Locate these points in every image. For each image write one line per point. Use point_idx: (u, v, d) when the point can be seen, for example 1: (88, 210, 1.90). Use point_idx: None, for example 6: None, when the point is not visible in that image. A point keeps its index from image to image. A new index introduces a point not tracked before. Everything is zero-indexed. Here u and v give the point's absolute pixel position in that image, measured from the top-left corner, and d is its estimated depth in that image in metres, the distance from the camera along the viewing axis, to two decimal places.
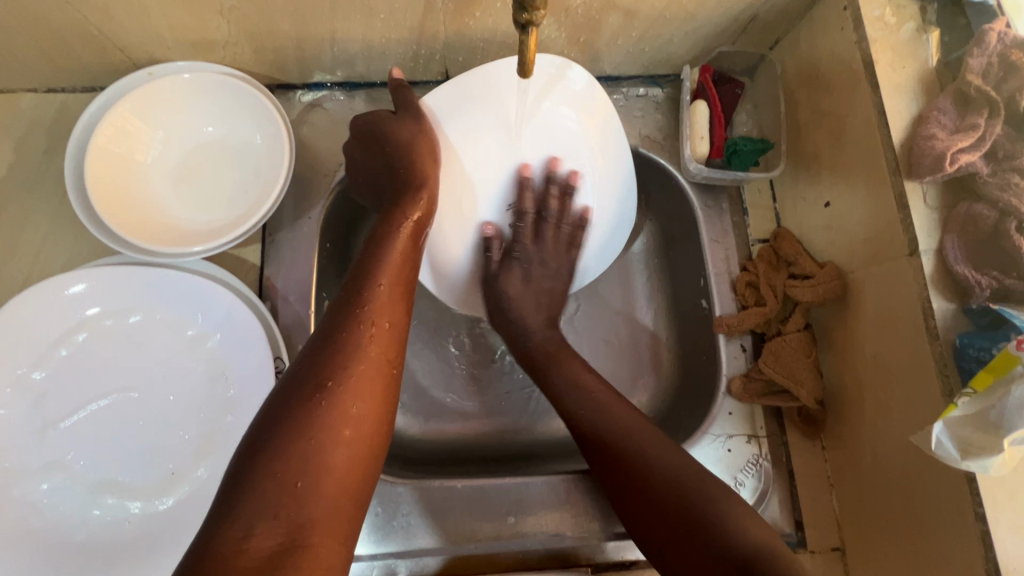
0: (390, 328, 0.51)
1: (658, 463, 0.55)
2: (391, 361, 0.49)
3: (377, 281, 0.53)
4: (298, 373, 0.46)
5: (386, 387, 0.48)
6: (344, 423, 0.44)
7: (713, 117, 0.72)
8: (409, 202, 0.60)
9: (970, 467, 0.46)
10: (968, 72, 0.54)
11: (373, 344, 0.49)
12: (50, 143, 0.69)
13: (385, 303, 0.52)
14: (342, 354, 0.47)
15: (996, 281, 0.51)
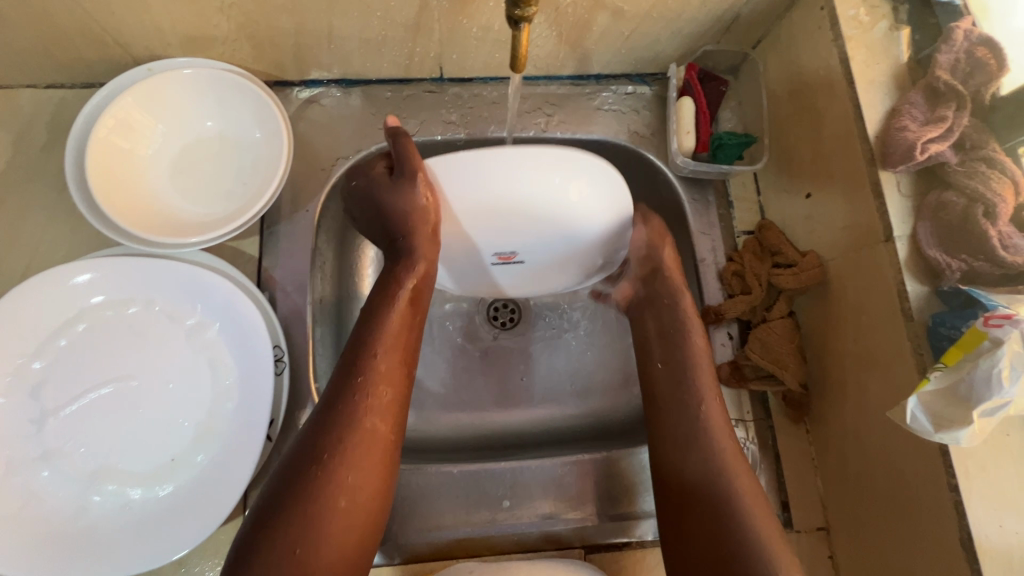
0: (389, 397, 0.55)
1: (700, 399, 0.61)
2: (388, 432, 0.54)
3: (374, 353, 0.55)
4: (301, 447, 0.51)
5: (382, 458, 0.53)
6: (342, 493, 0.50)
7: (699, 113, 0.75)
8: (405, 267, 0.58)
9: (943, 438, 0.49)
10: (937, 67, 0.57)
11: (371, 417, 0.53)
12: (49, 138, 0.70)
13: (384, 372, 0.55)
14: (338, 426, 0.52)
15: (966, 264, 0.54)
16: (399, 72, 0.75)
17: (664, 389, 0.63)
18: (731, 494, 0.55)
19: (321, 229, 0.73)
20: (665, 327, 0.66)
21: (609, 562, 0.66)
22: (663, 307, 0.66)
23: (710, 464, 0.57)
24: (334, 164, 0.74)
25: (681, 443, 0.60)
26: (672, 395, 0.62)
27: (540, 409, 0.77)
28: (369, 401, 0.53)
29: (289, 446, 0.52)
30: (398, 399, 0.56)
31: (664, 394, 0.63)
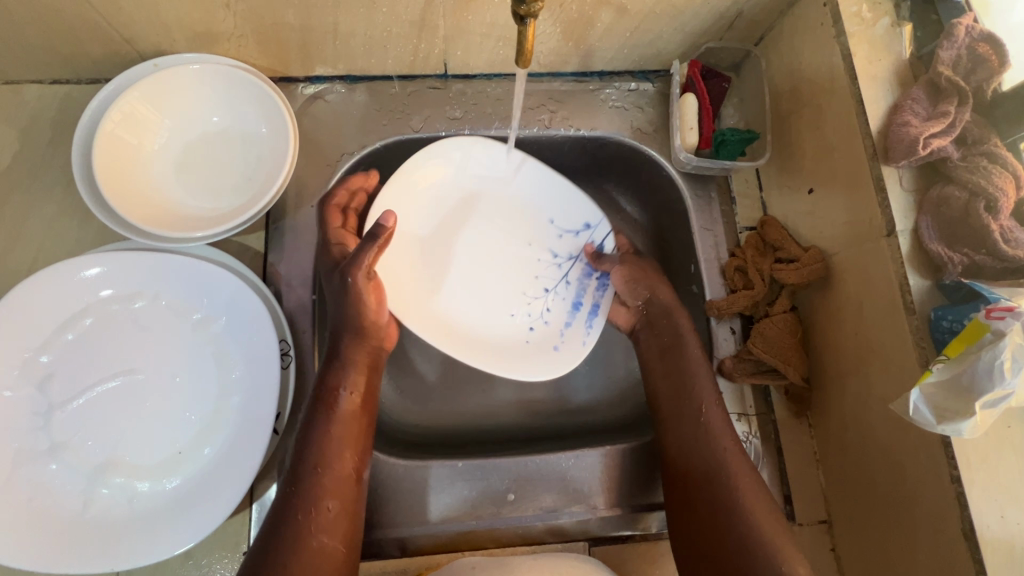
0: (337, 513, 0.55)
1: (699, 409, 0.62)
2: (342, 544, 0.54)
3: (319, 471, 0.56)
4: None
5: (337, 574, 0.53)
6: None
7: (702, 110, 0.75)
8: (346, 377, 0.61)
9: (944, 431, 0.49)
10: (940, 63, 0.58)
11: (321, 535, 0.53)
12: (55, 133, 0.70)
13: (331, 491, 0.55)
14: (284, 550, 0.52)
15: (968, 258, 0.54)
16: (403, 69, 0.76)
17: (667, 403, 0.64)
18: (732, 497, 0.56)
19: (326, 224, 0.73)
20: (670, 343, 0.66)
21: (612, 554, 0.67)
22: (666, 324, 0.67)
23: (713, 468, 0.58)
24: (340, 160, 0.74)
25: (689, 450, 0.60)
26: (678, 406, 0.63)
27: (543, 404, 0.78)
28: (317, 522, 0.54)
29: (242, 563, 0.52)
30: (348, 513, 0.56)
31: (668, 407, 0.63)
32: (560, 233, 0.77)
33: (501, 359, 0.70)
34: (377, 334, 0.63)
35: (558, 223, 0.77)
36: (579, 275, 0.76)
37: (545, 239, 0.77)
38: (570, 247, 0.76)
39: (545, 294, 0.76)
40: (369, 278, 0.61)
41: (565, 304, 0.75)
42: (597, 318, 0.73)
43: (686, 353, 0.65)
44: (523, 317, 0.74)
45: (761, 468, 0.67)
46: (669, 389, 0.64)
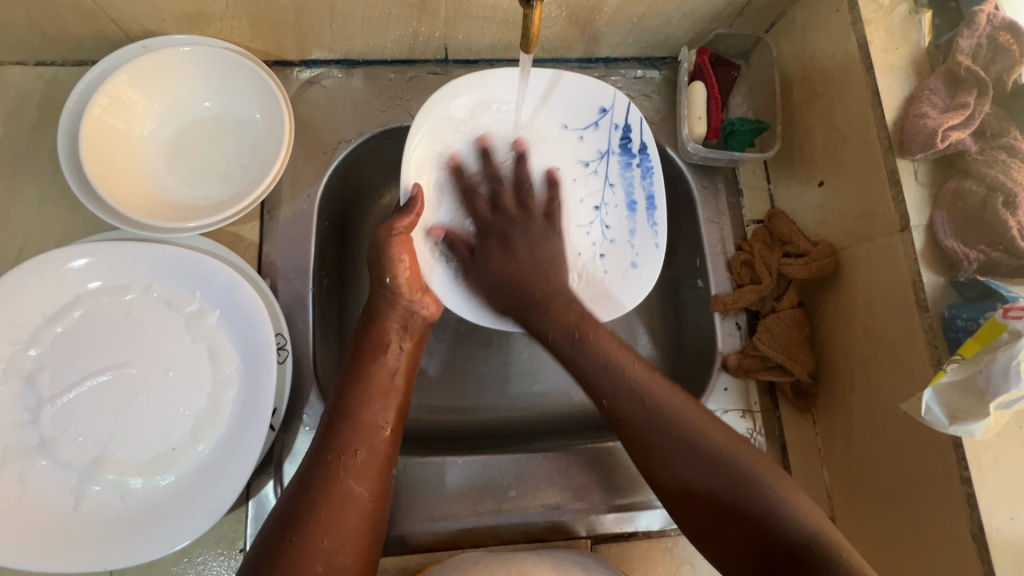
0: (368, 456, 0.55)
1: (710, 448, 0.53)
2: (370, 491, 0.53)
3: (357, 413, 0.56)
4: (278, 514, 0.51)
5: (365, 519, 0.52)
6: (316, 562, 0.48)
7: (710, 98, 0.73)
8: (390, 328, 0.62)
9: (957, 431, 0.48)
10: (959, 52, 0.56)
11: (348, 477, 0.53)
12: (39, 118, 0.67)
13: (364, 434, 0.55)
14: (315, 490, 0.51)
15: (984, 254, 0.53)
16: (402, 53, 0.73)
17: (652, 434, 0.54)
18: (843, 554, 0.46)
19: (322, 215, 0.71)
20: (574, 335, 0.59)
21: (615, 553, 0.66)
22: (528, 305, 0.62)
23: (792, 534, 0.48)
24: (337, 148, 0.72)
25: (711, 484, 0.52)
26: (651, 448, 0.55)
27: (544, 398, 0.76)
28: (346, 465, 0.53)
29: (275, 504, 0.52)
30: (383, 461, 0.55)
31: (655, 445, 0.54)
32: (578, 136, 0.71)
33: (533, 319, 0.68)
34: (412, 300, 0.63)
35: (572, 125, 0.71)
36: (618, 171, 0.71)
37: (570, 149, 0.71)
38: (595, 145, 0.71)
39: (598, 211, 0.71)
40: (393, 236, 0.61)
41: (623, 212, 0.70)
42: (659, 208, 0.69)
43: (616, 370, 0.57)
44: (592, 259, 0.70)
45: None
46: (639, 423, 0.55)
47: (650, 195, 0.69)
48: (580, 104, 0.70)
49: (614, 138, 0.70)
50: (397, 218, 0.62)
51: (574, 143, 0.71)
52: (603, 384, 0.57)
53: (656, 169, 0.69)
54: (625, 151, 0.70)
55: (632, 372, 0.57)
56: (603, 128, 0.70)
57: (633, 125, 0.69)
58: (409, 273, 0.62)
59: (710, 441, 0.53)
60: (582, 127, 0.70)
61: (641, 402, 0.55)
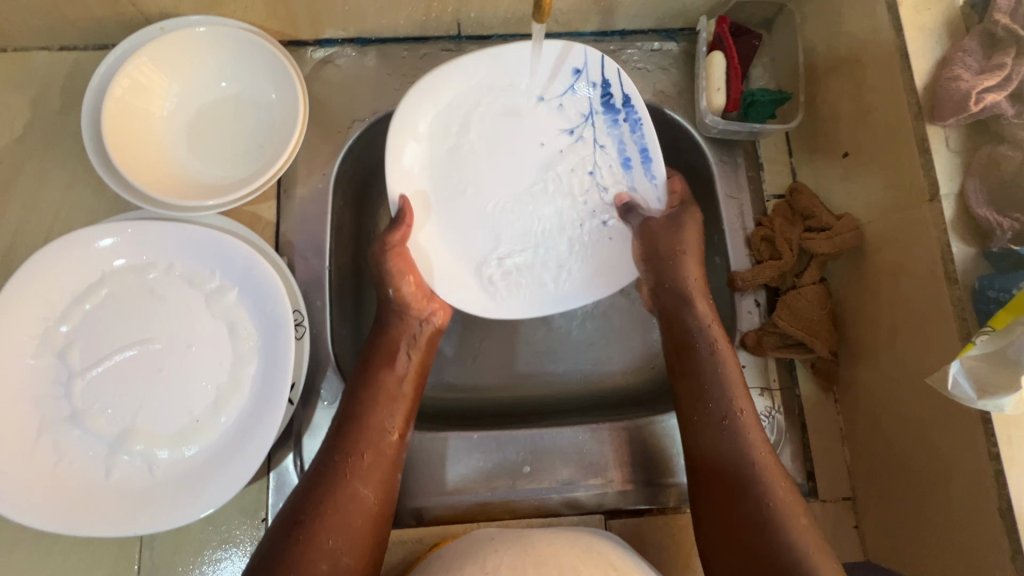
0: (374, 460, 0.56)
1: (729, 398, 0.59)
2: (377, 497, 0.55)
3: (365, 421, 0.57)
4: (286, 512, 0.53)
5: (370, 523, 0.54)
6: (321, 561, 0.50)
7: (730, 69, 0.70)
8: (401, 343, 0.63)
9: (985, 406, 0.46)
10: (996, 11, 0.53)
11: (355, 480, 0.54)
12: (64, 102, 0.69)
13: (372, 437, 0.57)
14: (322, 490, 0.53)
15: (1018, 223, 0.50)
16: (414, 30, 0.72)
17: (703, 382, 0.60)
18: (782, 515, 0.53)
19: (337, 194, 0.72)
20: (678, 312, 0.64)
21: (629, 529, 0.66)
22: (682, 297, 0.64)
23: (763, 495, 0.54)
24: (351, 127, 0.72)
25: (718, 439, 0.58)
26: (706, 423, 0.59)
27: (560, 377, 0.76)
28: (354, 466, 0.55)
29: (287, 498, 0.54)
30: (389, 465, 0.57)
31: (704, 392, 0.60)
32: (558, 103, 0.68)
33: (523, 297, 0.68)
34: (421, 310, 0.65)
35: (549, 95, 0.68)
36: (606, 131, 0.68)
37: (556, 118, 0.68)
38: (578, 109, 0.68)
39: (593, 176, 0.69)
40: (388, 249, 0.63)
41: (617, 171, 0.69)
42: (654, 160, 0.67)
43: (711, 347, 0.62)
44: (593, 226, 0.69)
45: (782, 446, 0.65)
46: (694, 368, 0.61)
47: (644, 148, 0.67)
48: (553, 70, 0.67)
49: (595, 99, 0.68)
50: (390, 232, 0.63)
51: (553, 112, 0.68)
52: (698, 353, 0.62)
53: (645, 121, 0.66)
54: (608, 109, 0.67)
55: (714, 347, 0.62)
56: (582, 91, 0.67)
57: (612, 81, 0.66)
58: (414, 285, 0.64)
59: (729, 389, 0.59)
60: (561, 93, 0.68)
61: (705, 347, 0.62)
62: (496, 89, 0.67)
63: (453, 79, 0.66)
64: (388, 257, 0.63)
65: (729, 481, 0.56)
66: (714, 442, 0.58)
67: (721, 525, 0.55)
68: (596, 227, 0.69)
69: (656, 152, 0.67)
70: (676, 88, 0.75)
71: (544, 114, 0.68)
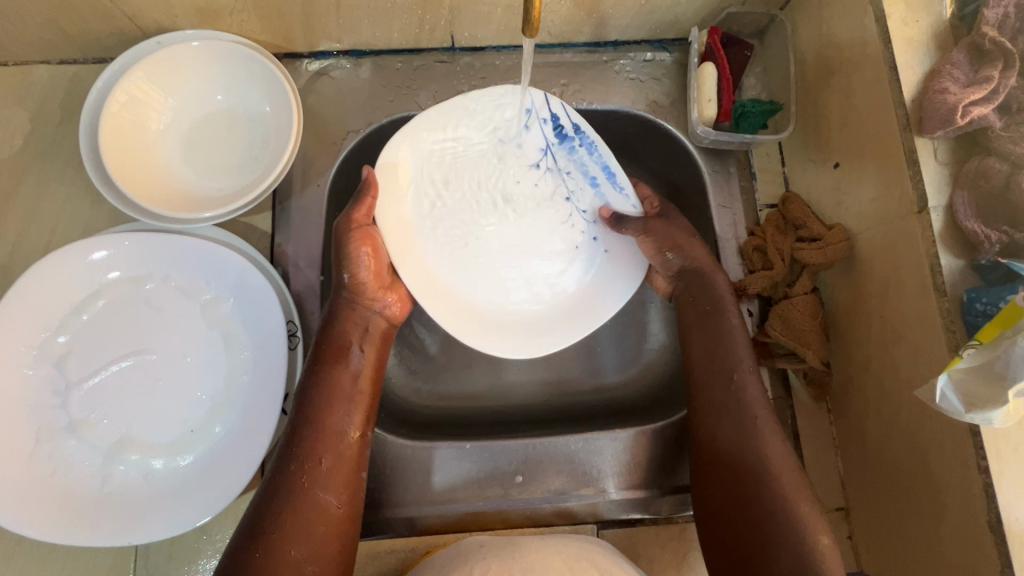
0: (334, 463, 0.56)
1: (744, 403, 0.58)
2: (338, 501, 0.55)
3: (319, 427, 0.56)
4: (246, 526, 0.52)
5: (334, 529, 0.54)
6: (286, 570, 0.50)
7: (721, 80, 0.71)
8: (358, 337, 0.62)
9: (973, 419, 0.46)
10: (983, 23, 0.53)
11: (315, 488, 0.54)
12: (64, 115, 0.70)
13: (328, 441, 0.56)
14: (280, 501, 0.53)
15: (1006, 235, 0.50)
16: (408, 42, 0.73)
17: (713, 392, 0.60)
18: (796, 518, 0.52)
19: (332, 204, 0.72)
20: (707, 309, 0.63)
21: (621, 538, 0.66)
22: (710, 311, 0.63)
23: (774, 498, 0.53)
24: (346, 139, 0.73)
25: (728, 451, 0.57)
26: (723, 412, 0.58)
27: (554, 385, 0.77)
28: (312, 474, 0.54)
29: (245, 511, 0.54)
30: (350, 468, 0.56)
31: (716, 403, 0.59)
32: (517, 143, 0.71)
33: (549, 323, 0.69)
34: (375, 297, 0.63)
35: (506, 137, 0.71)
36: (567, 158, 0.71)
37: (516, 156, 0.71)
38: (535, 144, 0.71)
39: (570, 201, 0.72)
40: (354, 230, 0.61)
41: (590, 191, 0.71)
42: (619, 174, 0.70)
43: (731, 361, 0.60)
44: (585, 246, 0.71)
45: None
46: (705, 380, 0.61)
47: (605, 165, 0.70)
48: (503, 115, 0.70)
49: (548, 132, 0.70)
50: (356, 210, 0.62)
51: (515, 153, 0.71)
52: (721, 372, 0.60)
53: (598, 141, 0.69)
54: (563, 139, 0.70)
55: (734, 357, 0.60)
56: (535, 128, 0.70)
57: (560, 114, 0.69)
58: (372, 270, 0.62)
59: (745, 397, 0.58)
60: (517, 133, 0.70)
61: (725, 365, 0.60)
62: (462, 138, 0.70)
63: (423, 144, 0.68)
64: (349, 238, 0.61)
65: (743, 471, 0.55)
66: (729, 428, 0.57)
67: (732, 530, 0.55)
68: (590, 245, 0.71)
69: (618, 168, 0.69)
70: (669, 98, 0.75)
71: (508, 158, 0.71)
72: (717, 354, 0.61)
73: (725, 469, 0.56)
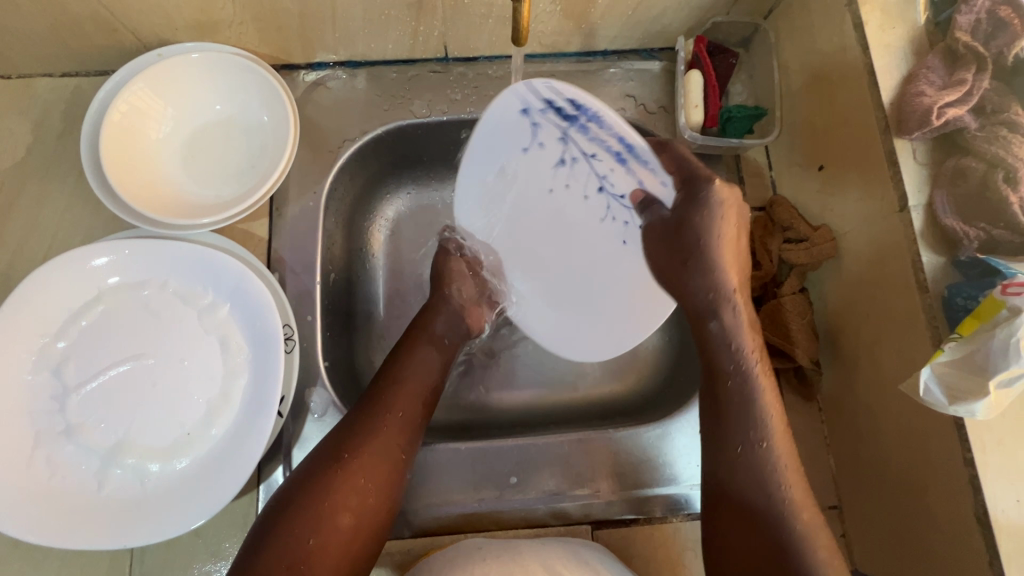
0: (410, 414, 0.60)
1: (763, 457, 0.54)
2: (403, 448, 0.58)
3: (400, 380, 0.62)
4: (323, 448, 0.57)
5: (398, 468, 0.57)
6: (352, 497, 0.54)
7: (708, 87, 0.73)
8: (438, 323, 0.69)
9: (956, 411, 0.48)
10: (957, 29, 0.55)
11: (389, 429, 0.58)
12: (66, 125, 0.72)
13: (407, 393, 0.61)
14: (358, 434, 0.57)
15: (985, 232, 0.52)
16: (403, 53, 0.75)
17: (728, 449, 0.55)
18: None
19: (328, 211, 0.74)
20: (706, 348, 0.60)
21: (615, 539, 0.66)
22: (709, 343, 0.59)
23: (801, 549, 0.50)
24: (341, 147, 0.74)
25: (740, 498, 0.53)
26: (736, 475, 0.54)
27: (549, 389, 0.78)
28: (389, 416, 0.59)
29: (322, 440, 0.58)
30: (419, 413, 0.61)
31: (733, 458, 0.55)
32: (527, 148, 0.71)
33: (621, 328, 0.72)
34: (467, 304, 0.71)
35: (529, 147, 0.71)
36: (586, 141, 0.69)
37: (534, 156, 0.71)
38: (550, 135, 0.70)
39: (603, 192, 0.71)
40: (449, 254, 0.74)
41: (620, 169, 0.69)
42: (637, 147, 0.66)
43: (748, 400, 0.56)
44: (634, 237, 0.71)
45: None
46: (717, 426, 0.57)
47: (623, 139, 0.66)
48: (512, 120, 0.69)
49: (555, 119, 0.68)
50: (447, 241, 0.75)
51: (536, 156, 0.71)
52: (733, 415, 0.56)
53: (601, 110, 0.65)
54: (569, 120, 0.67)
55: (748, 393, 0.56)
56: (541, 121, 0.69)
57: (552, 97, 0.66)
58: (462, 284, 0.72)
59: (764, 456, 0.54)
60: (532, 136, 0.70)
61: (747, 401, 0.56)
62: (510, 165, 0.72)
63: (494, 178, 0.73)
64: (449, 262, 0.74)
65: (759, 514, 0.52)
66: (747, 483, 0.53)
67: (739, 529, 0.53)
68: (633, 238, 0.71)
69: (635, 141, 0.65)
70: (659, 105, 0.77)
71: (534, 163, 0.72)
72: (732, 404, 0.56)
73: (746, 516, 0.53)
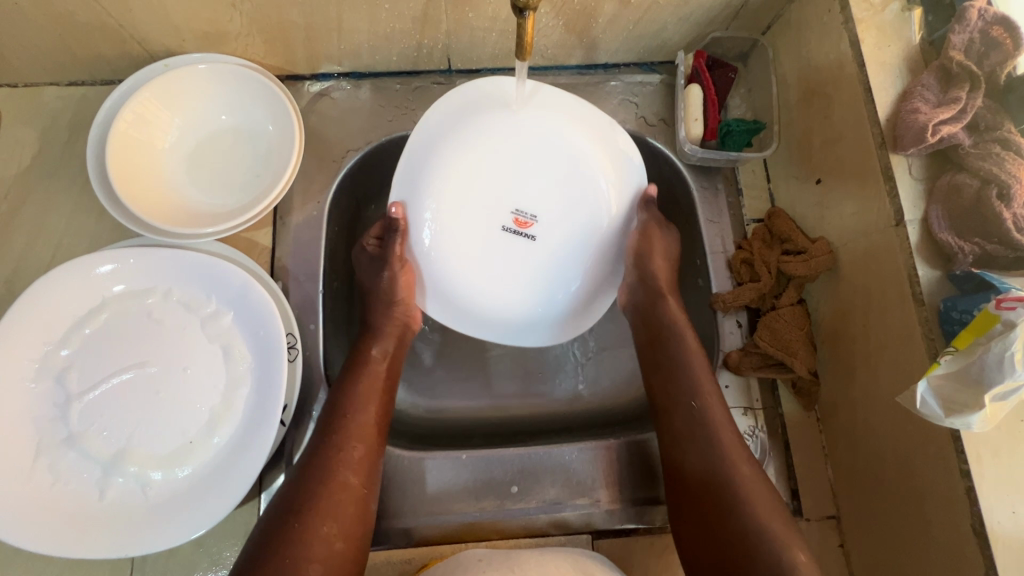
0: (363, 448, 0.60)
1: (715, 456, 0.58)
2: (362, 484, 0.58)
3: (347, 417, 0.60)
4: (279, 504, 0.55)
5: (360, 508, 0.57)
6: (315, 548, 0.53)
7: (707, 100, 0.74)
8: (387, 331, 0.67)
9: (952, 423, 0.48)
10: (951, 47, 0.56)
11: (346, 471, 0.57)
12: (71, 133, 0.72)
13: (358, 429, 0.60)
14: (312, 480, 0.56)
15: (979, 247, 0.53)
16: (407, 65, 0.76)
17: (692, 454, 0.60)
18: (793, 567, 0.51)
19: (331, 220, 0.74)
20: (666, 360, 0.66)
21: (616, 548, 0.67)
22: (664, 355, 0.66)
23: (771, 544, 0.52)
24: (345, 156, 0.75)
25: (703, 490, 0.57)
26: (701, 483, 0.58)
27: (550, 397, 0.78)
28: (342, 456, 0.58)
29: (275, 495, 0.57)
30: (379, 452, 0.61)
31: (695, 458, 0.59)
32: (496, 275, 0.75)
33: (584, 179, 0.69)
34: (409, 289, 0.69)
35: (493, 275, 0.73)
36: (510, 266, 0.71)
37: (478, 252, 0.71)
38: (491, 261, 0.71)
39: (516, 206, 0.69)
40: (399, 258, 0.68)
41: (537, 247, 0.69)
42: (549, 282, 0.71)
43: (703, 412, 0.61)
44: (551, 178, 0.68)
45: (768, 462, 0.66)
46: (678, 435, 0.61)
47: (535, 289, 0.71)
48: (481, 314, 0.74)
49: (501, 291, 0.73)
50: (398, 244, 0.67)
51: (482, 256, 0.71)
52: (686, 425, 0.61)
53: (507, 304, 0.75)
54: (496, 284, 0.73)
55: (698, 401, 0.61)
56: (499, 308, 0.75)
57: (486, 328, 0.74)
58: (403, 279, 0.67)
59: (725, 454, 0.58)
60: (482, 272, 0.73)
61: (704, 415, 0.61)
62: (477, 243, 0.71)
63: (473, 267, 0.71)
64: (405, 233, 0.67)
65: (719, 506, 0.56)
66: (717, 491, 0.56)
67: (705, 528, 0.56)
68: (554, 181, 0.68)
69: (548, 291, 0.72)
70: (659, 117, 0.78)
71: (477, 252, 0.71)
72: (684, 413, 0.62)
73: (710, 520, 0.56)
